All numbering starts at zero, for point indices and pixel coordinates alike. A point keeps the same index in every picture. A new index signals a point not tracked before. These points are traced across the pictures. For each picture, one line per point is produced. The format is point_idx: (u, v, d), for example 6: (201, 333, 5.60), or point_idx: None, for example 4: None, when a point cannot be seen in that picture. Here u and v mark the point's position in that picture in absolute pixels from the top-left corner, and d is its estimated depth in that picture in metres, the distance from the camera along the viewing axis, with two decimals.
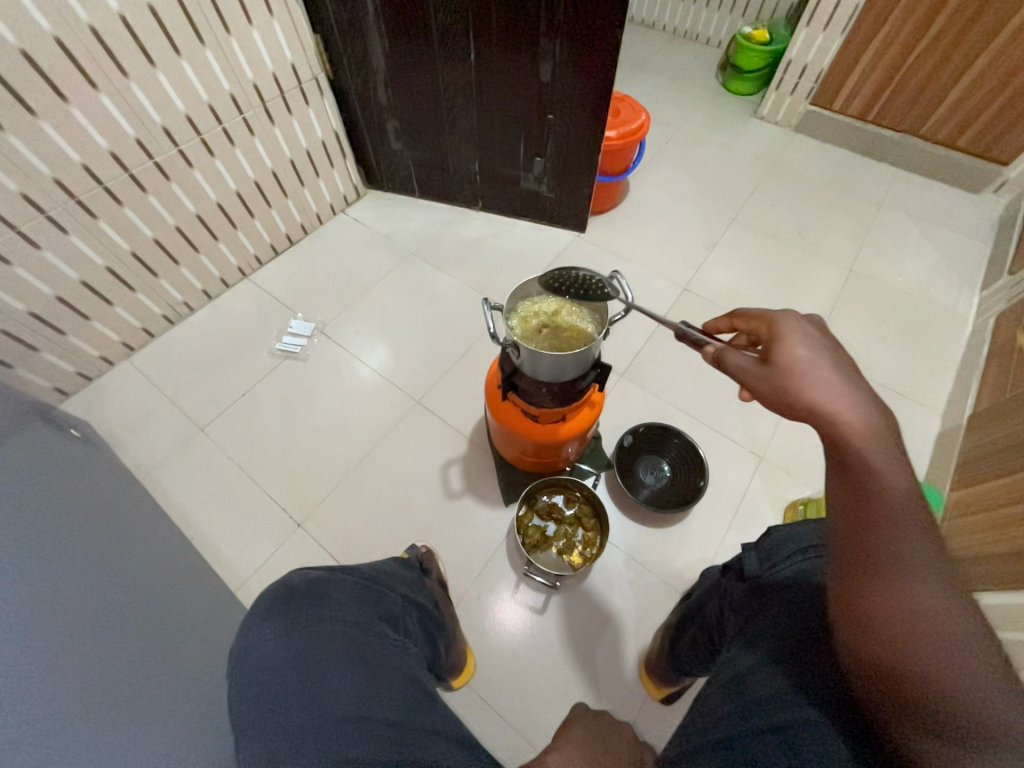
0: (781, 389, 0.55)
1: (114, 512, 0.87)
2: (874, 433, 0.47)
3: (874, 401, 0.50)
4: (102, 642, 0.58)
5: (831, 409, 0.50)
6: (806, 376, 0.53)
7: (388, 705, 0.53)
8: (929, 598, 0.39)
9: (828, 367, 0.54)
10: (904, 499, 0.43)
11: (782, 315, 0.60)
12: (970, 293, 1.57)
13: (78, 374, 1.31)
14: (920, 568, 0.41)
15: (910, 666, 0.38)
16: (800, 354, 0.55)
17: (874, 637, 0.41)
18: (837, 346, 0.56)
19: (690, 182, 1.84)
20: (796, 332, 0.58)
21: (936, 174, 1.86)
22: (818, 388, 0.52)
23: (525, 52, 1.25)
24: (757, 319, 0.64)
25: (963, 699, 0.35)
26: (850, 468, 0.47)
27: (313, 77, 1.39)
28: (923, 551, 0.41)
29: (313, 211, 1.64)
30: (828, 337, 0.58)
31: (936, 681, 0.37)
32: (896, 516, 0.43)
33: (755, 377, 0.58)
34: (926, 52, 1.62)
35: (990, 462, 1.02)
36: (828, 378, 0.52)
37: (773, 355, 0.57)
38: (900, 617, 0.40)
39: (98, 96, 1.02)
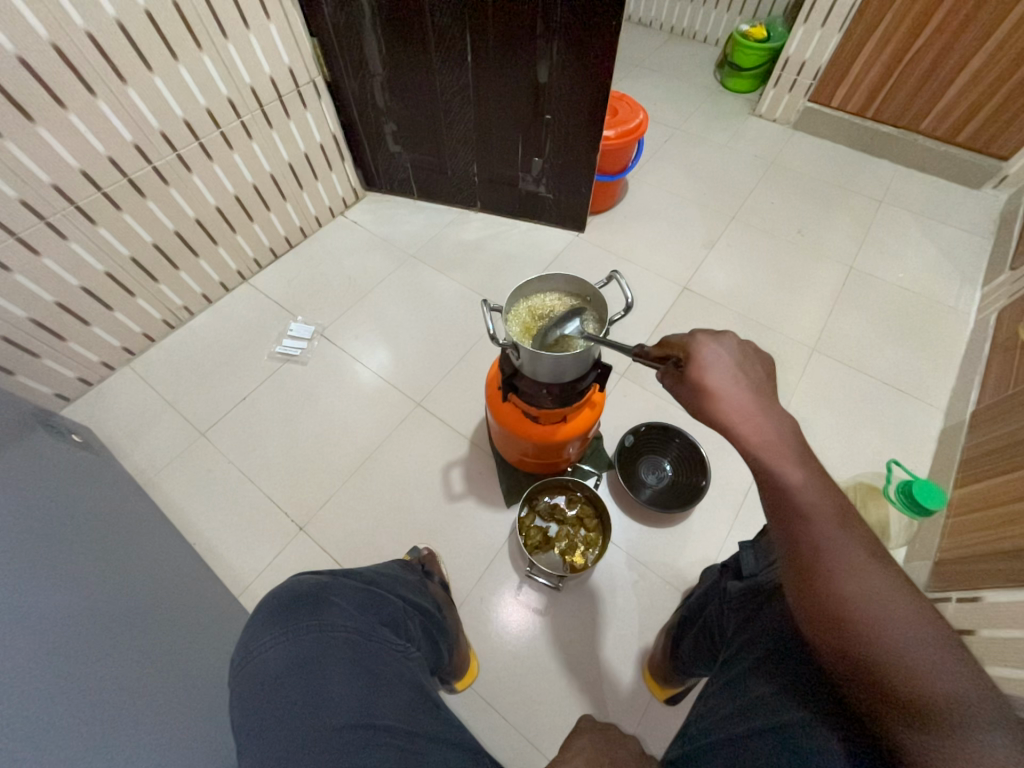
0: (701, 412, 0.57)
1: (115, 518, 0.87)
2: (776, 445, 0.51)
3: (774, 419, 0.53)
4: (104, 650, 0.58)
5: (740, 429, 0.53)
6: (720, 396, 0.55)
7: (391, 713, 0.52)
8: (864, 591, 0.41)
9: (738, 385, 0.56)
10: (817, 500, 0.47)
11: (698, 335, 0.60)
12: (971, 289, 1.56)
13: (79, 380, 1.31)
14: (850, 561, 0.43)
15: (868, 662, 0.39)
16: (715, 374, 0.57)
17: (829, 640, 0.42)
18: (744, 362, 0.58)
19: (689, 180, 1.84)
20: (705, 351, 0.58)
21: (936, 169, 1.85)
22: (727, 410, 0.54)
23: (522, 53, 1.24)
24: (673, 343, 0.63)
25: (919, 686, 0.37)
26: (765, 479, 0.50)
27: (310, 79, 1.39)
28: (846, 545, 0.44)
29: (312, 214, 1.64)
30: (734, 347, 0.59)
31: (892, 674, 0.38)
32: (816, 517, 0.46)
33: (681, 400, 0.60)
34: (925, 47, 1.61)
35: (994, 458, 1.02)
36: (738, 397, 0.55)
37: (691, 377, 0.58)
38: (844, 613, 0.41)
39: (95, 102, 1.02)
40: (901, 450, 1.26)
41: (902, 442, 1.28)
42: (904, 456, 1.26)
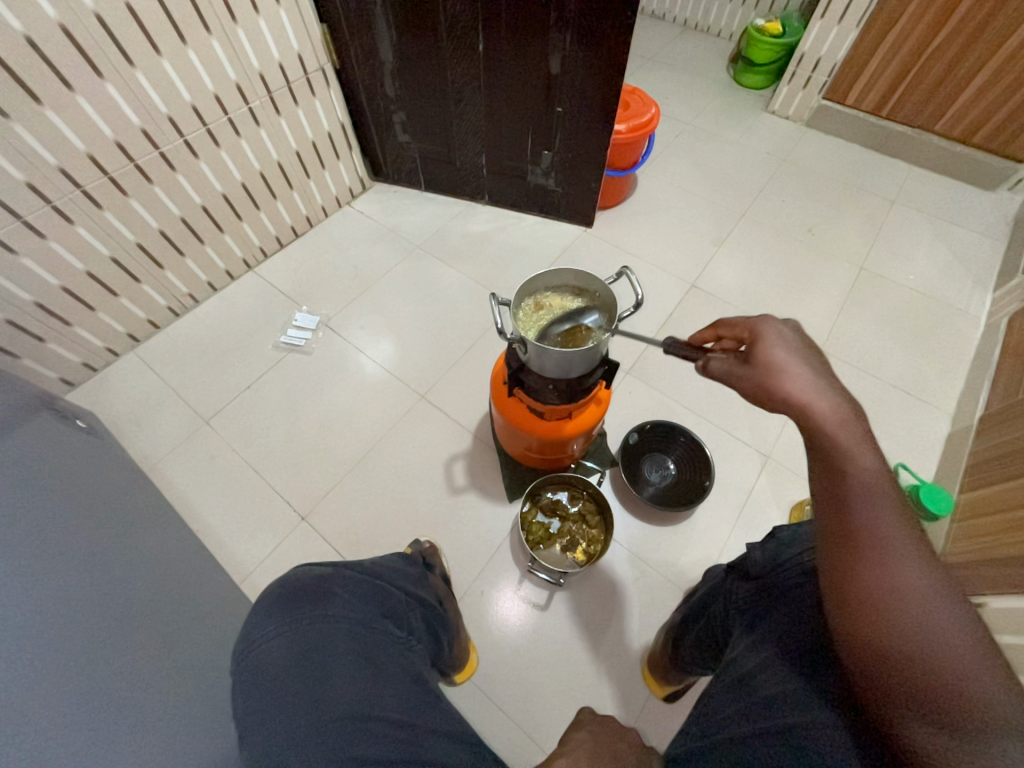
0: (762, 387, 0.56)
1: (119, 503, 0.87)
2: (849, 425, 0.50)
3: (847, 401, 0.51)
4: (106, 636, 0.58)
5: (809, 403, 0.52)
6: (785, 372, 0.54)
7: (392, 704, 0.53)
8: (912, 582, 0.41)
9: (805, 366, 0.55)
10: (878, 485, 0.46)
11: (764, 319, 0.61)
12: (982, 292, 1.54)
13: (83, 365, 1.31)
14: (899, 551, 0.43)
15: (902, 652, 0.39)
16: (779, 354, 0.56)
17: (864, 624, 0.42)
18: (811, 347, 0.57)
19: (699, 176, 1.82)
20: (774, 336, 0.58)
21: (950, 171, 1.83)
22: (797, 387, 0.53)
23: (535, 43, 1.22)
24: (732, 327, 0.64)
25: (954, 682, 0.37)
26: (829, 456, 0.49)
27: (320, 67, 1.38)
28: (901, 535, 0.44)
29: (319, 203, 1.63)
30: (803, 337, 0.59)
31: (925, 666, 0.38)
32: (876, 501, 0.45)
33: (740, 375, 0.59)
34: (945, 45, 1.58)
35: (1002, 464, 1.01)
36: (804, 375, 0.54)
37: (754, 355, 0.58)
38: (887, 600, 0.41)
39: (103, 84, 1.01)
40: (906, 454, 1.25)
41: (908, 445, 1.27)
42: (909, 459, 1.25)
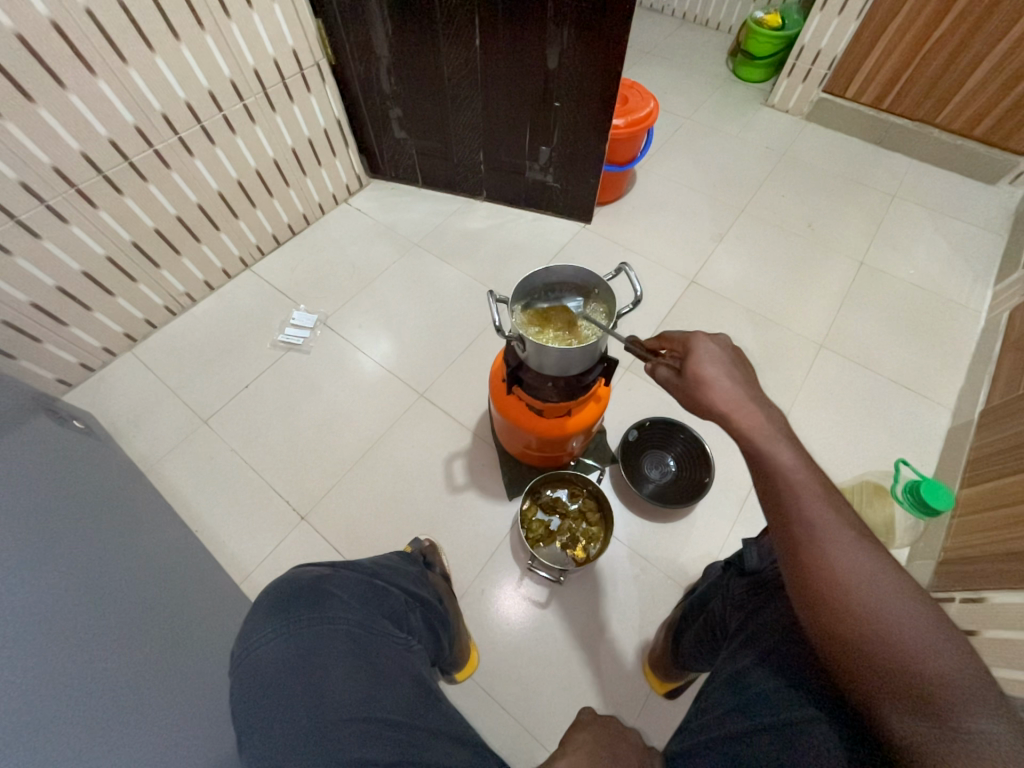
0: (695, 399, 0.59)
1: (118, 504, 0.87)
2: (765, 428, 0.52)
3: (764, 406, 0.54)
4: (105, 638, 0.58)
5: (731, 412, 0.54)
6: (711, 384, 0.57)
7: (392, 706, 0.52)
8: (855, 570, 0.42)
9: (728, 375, 0.58)
10: (806, 481, 0.47)
11: (696, 331, 0.63)
12: (983, 287, 1.54)
13: (80, 365, 1.31)
14: (841, 543, 0.43)
15: (860, 643, 0.39)
16: (707, 364, 0.59)
17: (819, 620, 0.42)
18: (735, 355, 0.60)
19: (698, 171, 1.81)
20: (703, 348, 0.61)
21: (950, 164, 1.82)
22: (720, 397, 0.56)
23: (532, 38, 1.21)
24: (673, 338, 0.66)
25: (908, 665, 0.37)
26: (755, 459, 0.51)
27: (315, 62, 1.36)
28: (839, 525, 0.44)
29: (316, 201, 1.62)
30: (730, 346, 0.62)
31: (882, 652, 0.38)
32: (806, 494, 0.46)
33: (677, 390, 0.62)
34: (945, 36, 1.57)
35: (1003, 459, 1.01)
36: (726, 385, 0.57)
37: (687, 366, 0.61)
38: (834, 592, 0.41)
39: (96, 82, 1.00)
40: (907, 449, 1.25)
41: (908, 440, 1.27)
42: (909, 454, 1.25)
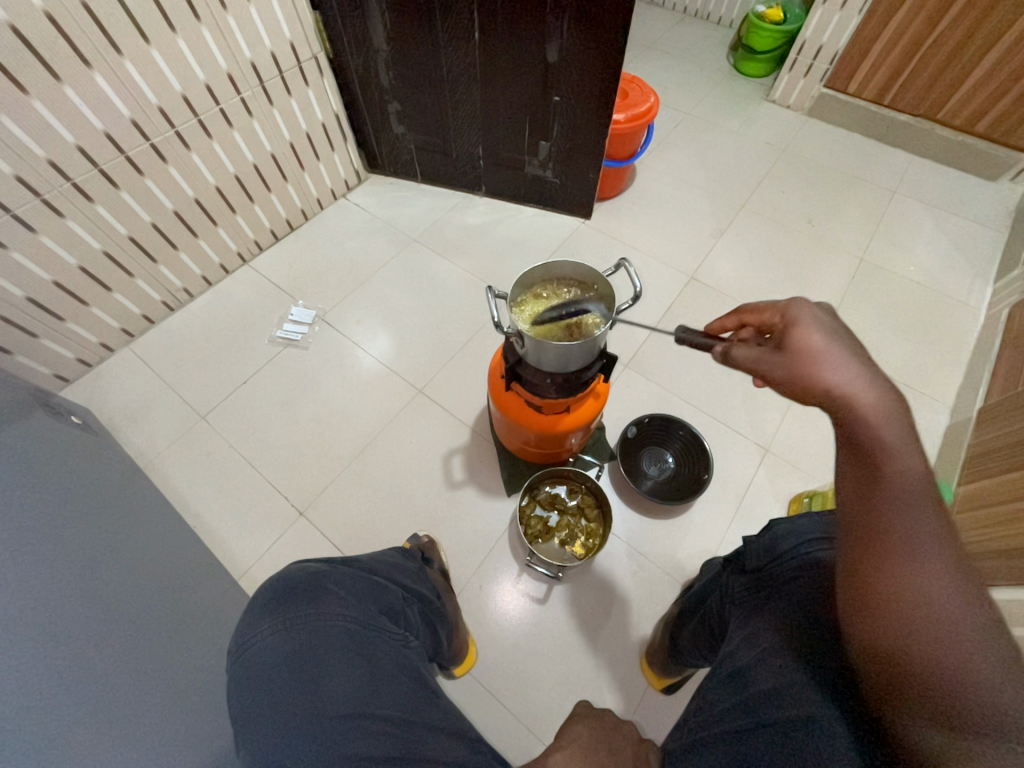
0: (795, 373, 0.55)
1: (115, 500, 0.87)
2: (882, 417, 0.47)
3: (884, 386, 0.49)
4: (101, 634, 0.58)
5: (841, 390, 0.50)
6: (818, 360, 0.53)
7: (388, 702, 0.52)
8: (930, 578, 0.39)
9: (842, 351, 0.53)
10: (913, 474, 0.44)
11: (796, 301, 0.60)
12: (983, 284, 1.54)
13: (77, 360, 1.30)
14: (921, 544, 0.41)
15: (915, 652, 0.38)
16: (814, 340, 0.55)
17: (875, 619, 0.41)
18: (848, 331, 0.55)
19: (698, 167, 1.80)
20: (808, 322, 0.57)
21: (952, 161, 1.81)
22: (828, 372, 0.52)
23: (531, 31, 1.20)
24: (768, 311, 0.63)
25: (965, 687, 0.35)
26: (861, 443, 0.48)
27: (312, 55, 1.35)
28: (927, 527, 0.41)
29: (314, 195, 1.61)
30: (840, 322, 0.57)
31: (937, 668, 0.36)
32: (904, 492, 0.43)
33: (771, 365, 0.58)
34: (949, 31, 1.56)
35: (1001, 455, 1.01)
36: (840, 361, 0.52)
37: (788, 341, 0.57)
38: (898, 593, 0.40)
39: (91, 74, 0.99)
40: None
41: None
42: None
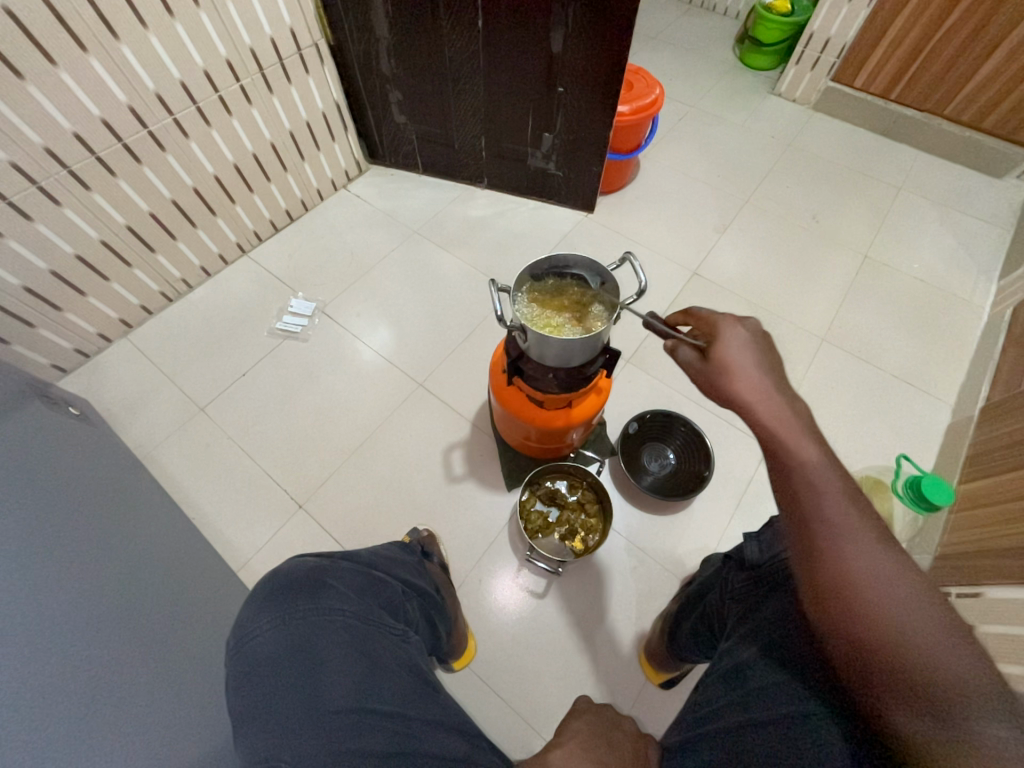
0: (715, 387, 0.59)
1: (113, 492, 0.87)
2: (787, 421, 0.52)
3: (789, 397, 0.54)
4: (96, 628, 0.57)
5: (753, 403, 0.54)
6: (733, 372, 0.57)
7: (388, 697, 0.52)
8: (873, 571, 0.42)
9: (754, 364, 0.57)
10: (829, 477, 0.47)
11: (725, 316, 0.62)
12: (988, 282, 1.53)
13: (75, 351, 1.29)
14: (857, 540, 0.43)
15: (869, 638, 0.39)
16: (732, 352, 0.58)
17: (835, 616, 0.42)
18: (762, 342, 0.60)
19: (703, 160, 1.78)
20: (730, 333, 0.60)
21: (958, 157, 1.79)
22: (743, 386, 0.56)
23: (536, 20, 1.18)
24: (700, 318, 0.65)
25: (919, 663, 0.37)
26: (777, 455, 0.50)
27: (313, 43, 1.33)
28: (858, 522, 0.44)
29: (314, 186, 1.59)
30: (757, 333, 0.61)
31: (889, 649, 0.38)
32: (829, 494, 0.46)
33: (698, 374, 0.61)
34: (958, 24, 1.53)
35: (1002, 454, 1.01)
36: (752, 375, 0.56)
37: (711, 352, 0.60)
38: (849, 589, 0.42)
39: (88, 59, 0.97)
40: (907, 445, 1.25)
41: (908, 436, 1.26)
42: (909, 449, 1.24)
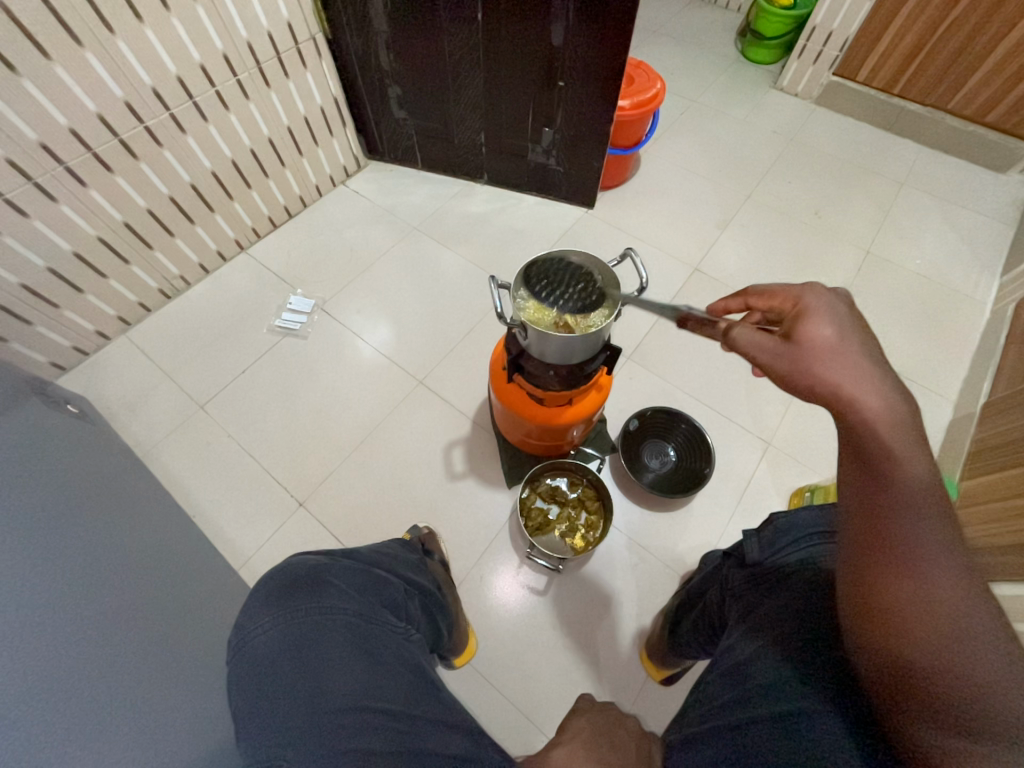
0: (799, 368, 0.49)
1: (113, 490, 0.86)
2: (889, 418, 0.44)
3: (894, 391, 0.45)
4: (93, 627, 0.56)
5: (845, 393, 0.46)
6: (824, 355, 0.49)
7: (392, 696, 0.52)
8: (944, 590, 0.38)
9: (853, 348, 0.49)
10: (923, 488, 0.41)
11: (810, 290, 0.55)
12: (990, 278, 1.52)
13: (74, 348, 1.29)
14: (934, 558, 0.39)
15: (918, 655, 0.37)
16: (825, 334, 0.50)
17: (882, 630, 0.39)
18: (866, 326, 0.51)
19: (704, 156, 1.77)
20: (822, 313, 0.52)
21: (960, 152, 1.78)
22: (835, 373, 0.47)
23: (535, 13, 1.17)
24: (775, 296, 0.59)
25: (971, 696, 0.34)
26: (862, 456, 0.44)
27: (311, 36, 1.31)
28: (938, 538, 0.39)
29: (313, 182, 1.58)
30: (857, 316, 0.52)
31: (946, 674, 0.36)
32: (915, 504, 0.40)
33: (770, 354, 0.52)
34: (963, 17, 1.52)
35: (1002, 451, 1.01)
36: (848, 360, 0.48)
37: (798, 331, 0.52)
38: (905, 605, 0.38)
39: (83, 53, 0.96)
40: None
41: None
42: None
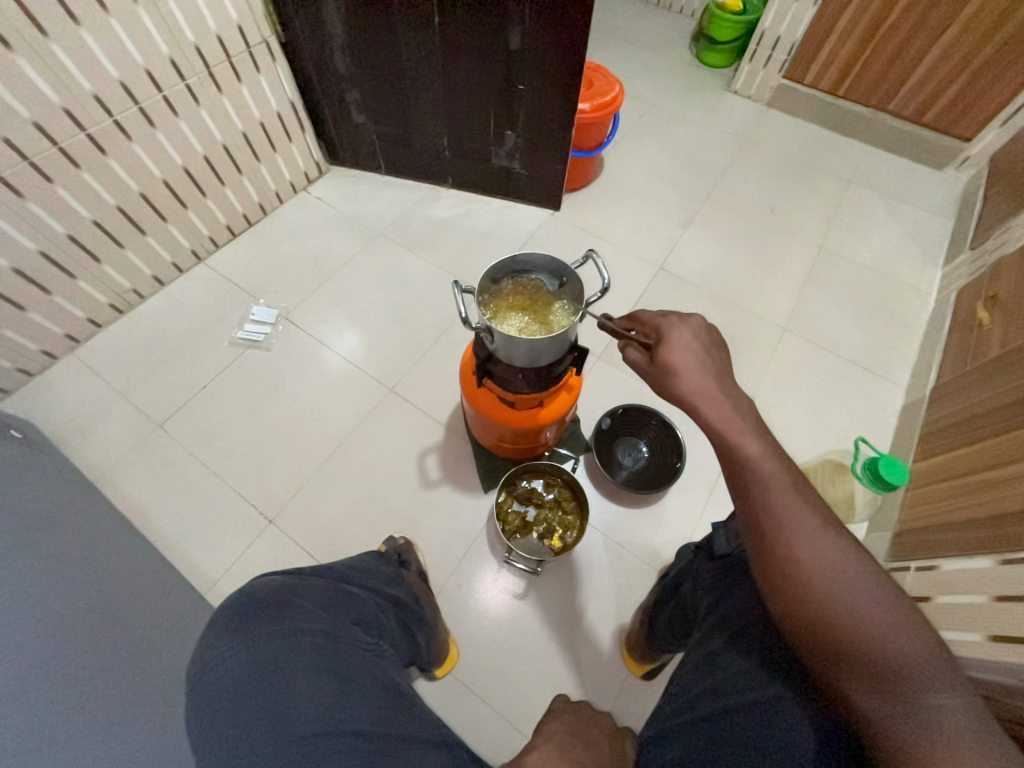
0: (666, 391, 0.57)
1: (64, 519, 0.81)
2: (735, 419, 0.51)
3: (736, 397, 0.53)
4: (43, 664, 0.53)
5: (698, 404, 0.53)
6: (681, 374, 0.56)
7: (363, 716, 0.51)
8: (821, 559, 0.42)
9: (704, 364, 0.56)
10: (775, 472, 0.47)
11: (668, 315, 0.60)
12: (933, 269, 1.61)
13: (17, 370, 1.21)
14: (807, 533, 0.43)
15: (826, 625, 0.40)
16: (681, 352, 0.57)
17: (793, 609, 0.42)
18: (713, 341, 0.58)
19: (664, 157, 1.81)
20: (678, 335, 0.58)
21: (902, 150, 1.88)
22: (690, 387, 0.54)
23: (492, 17, 1.17)
24: (644, 321, 0.63)
25: (874, 646, 0.38)
26: (725, 455, 0.50)
27: (263, 40, 1.28)
28: (805, 514, 0.44)
29: (272, 189, 1.54)
30: (707, 329, 0.59)
31: (853, 638, 0.39)
32: (779, 489, 0.46)
33: (647, 375, 0.60)
34: (898, 23, 1.60)
35: (952, 432, 1.07)
36: (699, 377, 0.55)
37: (659, 354, 0.58)
38: (801, 581, 0.42)
39: (14, 58, 0.91)
40: (866, 428, 1.30)
41: (866, 419, 1.32)
42: (868, 432, 1.30)
